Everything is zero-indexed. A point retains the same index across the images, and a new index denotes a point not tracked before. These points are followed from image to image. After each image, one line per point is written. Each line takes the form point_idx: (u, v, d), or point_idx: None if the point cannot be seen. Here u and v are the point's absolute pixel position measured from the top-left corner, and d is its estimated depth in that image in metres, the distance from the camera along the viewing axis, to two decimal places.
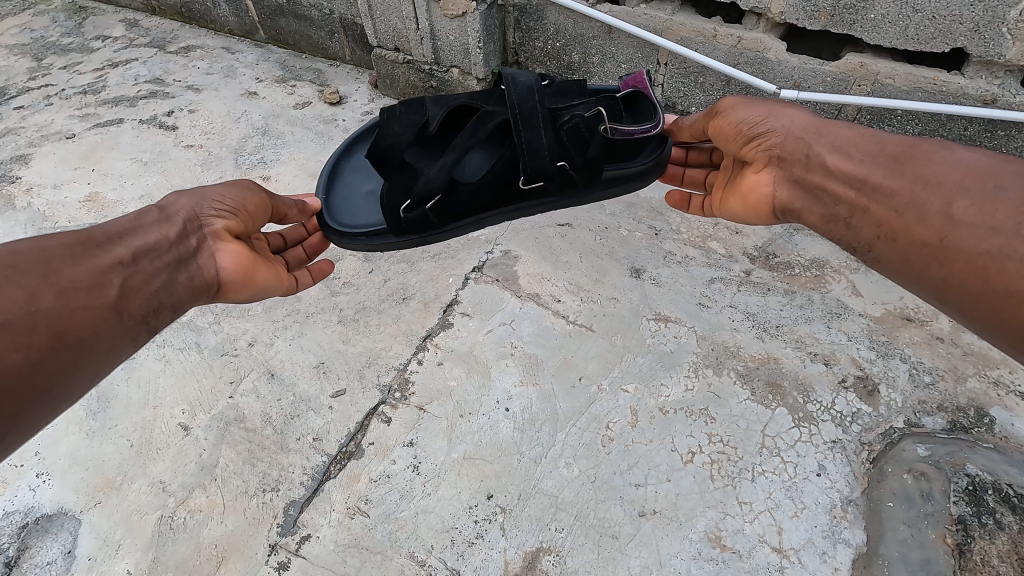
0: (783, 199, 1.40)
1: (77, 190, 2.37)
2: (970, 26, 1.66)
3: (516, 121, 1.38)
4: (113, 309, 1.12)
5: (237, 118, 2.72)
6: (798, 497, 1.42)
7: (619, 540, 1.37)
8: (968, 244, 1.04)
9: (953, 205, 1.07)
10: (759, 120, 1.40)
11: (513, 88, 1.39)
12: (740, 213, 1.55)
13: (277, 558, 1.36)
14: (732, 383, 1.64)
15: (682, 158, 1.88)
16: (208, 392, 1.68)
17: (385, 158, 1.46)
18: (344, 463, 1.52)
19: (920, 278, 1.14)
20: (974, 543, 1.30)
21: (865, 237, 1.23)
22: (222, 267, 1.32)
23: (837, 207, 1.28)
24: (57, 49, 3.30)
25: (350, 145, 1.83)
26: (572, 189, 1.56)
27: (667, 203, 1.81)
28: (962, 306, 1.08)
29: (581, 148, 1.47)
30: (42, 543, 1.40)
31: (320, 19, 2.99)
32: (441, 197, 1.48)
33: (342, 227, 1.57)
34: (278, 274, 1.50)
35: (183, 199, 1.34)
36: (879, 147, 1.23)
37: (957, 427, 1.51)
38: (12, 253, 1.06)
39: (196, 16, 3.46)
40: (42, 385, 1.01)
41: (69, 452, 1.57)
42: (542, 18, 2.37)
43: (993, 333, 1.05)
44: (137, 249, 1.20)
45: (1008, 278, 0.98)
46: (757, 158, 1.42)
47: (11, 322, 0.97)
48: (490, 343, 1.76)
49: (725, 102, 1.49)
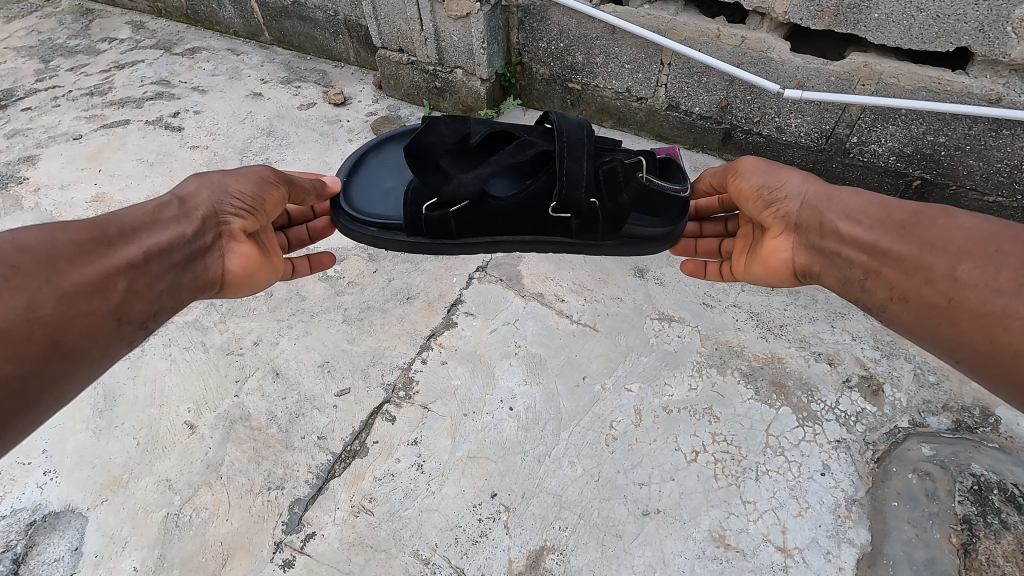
0: (802, 263, 1.39)
1: (84, 191, 2.39)
2: (974, 25, 1.66)
3: (563, 148, 1.42)
4: (114, 313, 1.13)
5: (242, 119, 2.74)
6: (802, 496, 1.42)
7: (623, 539, 1.38)
8: (975, 304, 1.03)
9: (959, 267, 1.06)
10: (776, 187, 1.44)
11: (562, 122, 1.46)
12: (764, 277, 1.53)
13: (282, 555, 1.37)
14: (736, 382, 1.64)
15: (696, 230, 1.86)
16: (213, 391, 1.69)
17: (422, 156, 1.46)
18: (348, 461, 1.53)
19: (933, 339, 1.12)
20: (980, 543, 1.29)
21: (879, 299, 1.22)
22: (228, 268, 1.38)
23: (850, 271, 1.26)
24: (64, 51, 3.32)
25: (382, 141, 1.87)
26: (591, 233, 1.54)
27: (683, 271, 1.76)
28: (973, 365, 1.05)
29: (614, 193, 1.44)
30: (49, 540, 1.41)
31: (325, 21, 3.01)
32: (468, 204, 1.47)
33: (354, 213, 1.60)
34: (276, 267, 1.57)
35: (201, 193, 1.36)
36: (887, 213, 1.24)
37: (962, 426, 1.51)
38: (18, 249, 1.04)
39: (201, 19, 3.49)
40: (33, 397, 0.99)
41: (76, 450, 1.58)
42: (546, 19, 2.38)
43: (1008, 395, 1.02)
44: (150, 249, 1.22)
45: (1014, 336, 0.97)
46: (774, 224, 1.44)
47: (9, 331, 0.96)
48: (494, 343, 1.77)
49: (744, 163, 1.54)
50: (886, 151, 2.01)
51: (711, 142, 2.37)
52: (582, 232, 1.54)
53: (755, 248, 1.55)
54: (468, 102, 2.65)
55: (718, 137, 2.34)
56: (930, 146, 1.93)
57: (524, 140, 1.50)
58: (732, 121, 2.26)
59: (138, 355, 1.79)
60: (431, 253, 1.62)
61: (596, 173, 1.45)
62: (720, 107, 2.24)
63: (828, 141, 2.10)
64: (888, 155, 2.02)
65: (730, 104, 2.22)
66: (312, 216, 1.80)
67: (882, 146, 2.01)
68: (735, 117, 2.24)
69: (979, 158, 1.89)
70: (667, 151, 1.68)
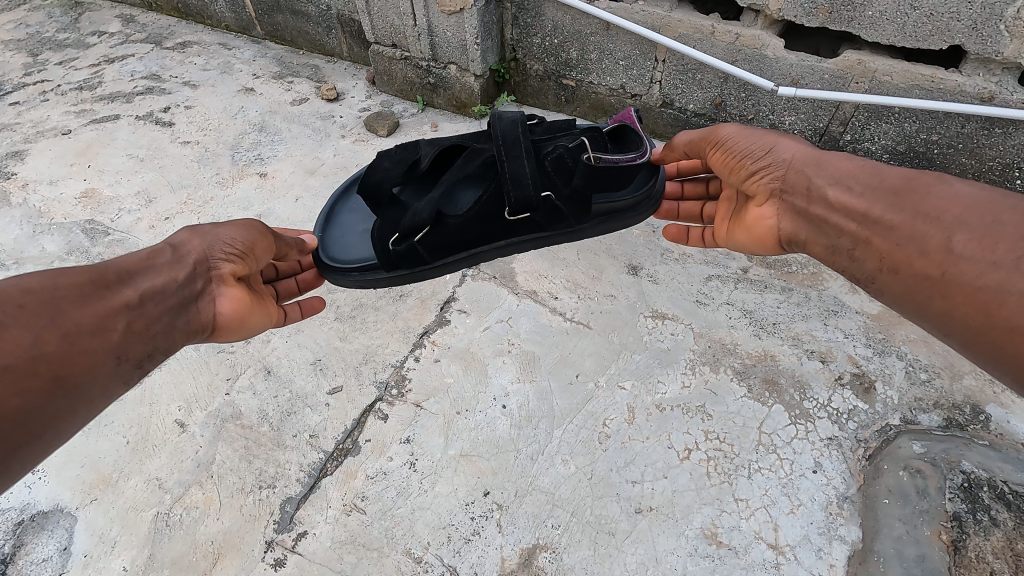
0: (787, 231, 1.41)
1: (73, 187, 2.36)
2: (968, 23, 1.66)
3: (500, 153, 1.39)
4: (114, 353, 1.12)
5: (233, 114, 2.71)
6: (794, 494, 1.42)
7: (616, 537, 1.37)
8: (969, 278, 1.02)
9: (953, 239, 1.07)
10: (764, 153, 1.43)
11: (497, 123, 1.42)
12: (747, 244, 1.55)
13: (273, 555, 1.36)
14: (729, 380, 1.64)
15: (678, 192, 1.88)
16: (204, 389, 1.68)
17: (375, 194, 1.48)
18: (341, 460, 1.52)
19: (922, 311, 1.13)
20: (969, 540, 1.29)
21: (868, 269, 1.22)
22: (220, 311, 1.33)
23: (839, 240, 1.27)
24: (53, 45, 3.28)
25: (347, 186, 1.82)
26: (562, 220, 1.56)
27: (665, 237, 1.80)
28: (965, 340, 1.06)
29: (567, 178, 1.44)
30: (38, 540, 1.40)
31: (318, 15, 2.98)
32: (429, 229, 1.47)
33: (336, 262, 1.58)
34: (270, 311, 1.51)
35: (194, 241, 1.33)
36: (878, 180, 1.24)
37: (952, 424, 1.52)
38: (24, 292, 1.04)
39: (192, 12, 3.45)
40: (36, 430, 0.99)
41: (65, 449, 1.57)
42: (540, 14, 2.36)
43: (998, 368, 1.02)
44: (145, 291, 1.19)
45: (1009, 311, 0.97)
46: (759, 191, 1.45)
47: (13, 367, 0.96)
48: (487, 340, 1.76)
49: (725, 130, 1.53)
50: (880, 148, 2.02)
51: None
52: (553, 221, 1.56)
53: (739, 214, 1.56)
54: (462, 99, 2.63)
55: None
56: (923, 144, 1.93)
57: (470, 151, 1.50)
58: (727, 118, 2.25)
59: None
60: (412, 280, 1.61)
61: (544, 165, 1.43)
62: (715, 104, 2.23)
63: (822, 139, 2.10)
64: (882, 152, 2.02)
65: (725, 102, 2.21)
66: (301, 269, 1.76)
67: (875, 144, 2.01)
68: (730, 115, 2.23)
69: (971, 157, 1.89)
70: (622, 116, 1.63)
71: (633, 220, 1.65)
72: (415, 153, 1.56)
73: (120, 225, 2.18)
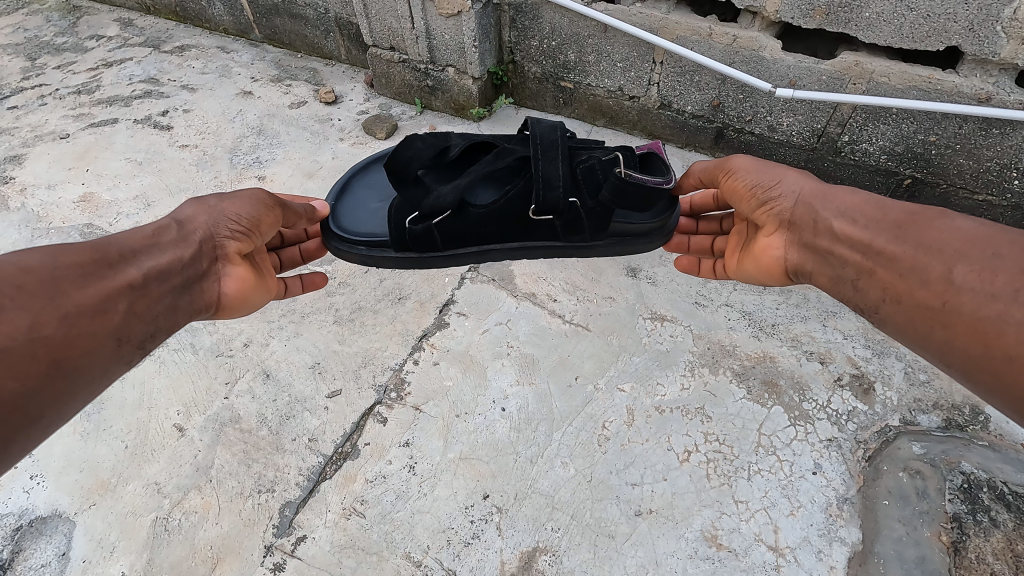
0: (794, 261, 1.40)
1: (71, 191, 2.36)
2: (964, 24, 1.66)
3: (536, 152, 1.40)
4: (114, 333, 1.12)
5: (232, 118, 2.71)
6: (794, 495, 1.42)
7: (615, 539, 1.37)
8: (969, 309, 1.02)
9: (954, 270, 1.06)
10: (772, 185, 1.44)
11: (535, 126, 1.44)
12: (755, 275, 1.54)
13: (272, 559, 1.36)
14: (728, 381, 1.64)
15: (692, 227, 1.89)
16: (203, 393, 1.68)
17: (400, 171, 1.48)
18: (340, 464, 1.51)
19: (925, 342, 1.12)
20: (969, 541, 1.29)
21: (872, 300, 1.22)
22: (224, 291, 1.36)
23: (844, 270, 1.26)
24: (51, 49, 3.28)
25: (367, 163, 1.84)
26: (579, 233, 1.54)
27: (676, 267, 1.77)
28: (966, 371, 1.05)
29: (594, 189, 1.44)
30: (36, 545, 1.39)
31: (315, 18, 2.98)
32: (449, 215, 1.46)
33: (343, 232, 1.58)
34: (272, 287, 1.53)
35: (200, 216, 1.34)
36: (883, 214, 1.24)
37: (952, 424, 1.52)
38: (22, 270, 1.03)
39: (190, 16, 3.45)
40: (35, 413, 0.98)
41: (64, 454, 1.56)
42: (538, 17, 2.37)
43: (999, 400, 1.02)
44: (149, 271, 1.20)
45: (1009, 342, 0.97)
46: (768, 222, 1.45)
47: (12, 350, 0.95)
48: (486, 343, 1.76)
49: (735, 162, 1.54)
50: (878, 149, 2.02)
51: (703, 141, 2.37)
52: (569, 233, 1.54)
53: (748, 244, 1.56)
54: (460, 101, 2.63)
55: (710, 135, 2.33)
56: (920, 145, 1.94)
57: (502, 148, 1.48)
58: (725, 120, 2.26)
59: None
60: (419, 266, 1.61)
61: (575, 172, 1.43)
62: (712, 105, 2.24)
63: (820, 140, 2.10)
64: (880, 153, 2.02)
65: (722, 103, 2.22)
66: (306, 238, 1.78)
67: (873, 145, 2.02)
68: (727, 116, 2.24)
69: (969, 157, 1.89)
70: (650, 143, 1.64)
71: (646, 247, 1.63)
72: (446, 141, 1.57)
73: (119, 229, 2.18)
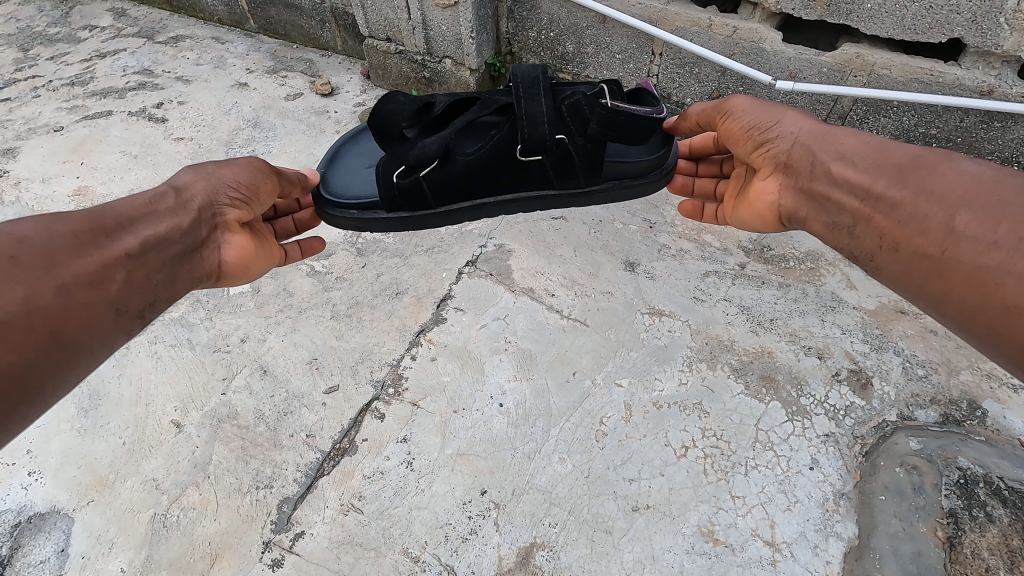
0: (788, 207, 1.40)
1: (65, 185, 2.34)
2: (967, 16, 1.64)
3: (518, 91, 1.42)
4: (114, 303, 1.11)
5: (227, 110, 2.69)
6: (791, 491, 1.42)
7: (612, 535, 1.38)
8: (968, 257, 1.02)
9: (956, 218, 1.05)
10: (770, 125, 1.41)
11: (517, 68, 1.46)
12: (750, 221, 1.55)
13: (271, 555, 1.36)
14: (726, 376, 1.64)
15: (692, 170, 1.89)
16: (200, 389, 1.67)
17: (385, 128, 1.49)
18: (337, 460, 1.52)
19: (921, 292, 1.12)
20: (965, 536, 1.30)
21: (866, 247, 1.22)
22: (225, 259, 1.34)
23: (841, 216, 1.26)
24: (44, 39, 3.25)
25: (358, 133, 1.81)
26: (573, 176, 1.54)
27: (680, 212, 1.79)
28: (960, 321, 1.05)
29: (581, 125, 1.44)
30: (35, 542, 1.40)
31: (311, 8, 2.95)
32: (437, 166, 1.46)
33: (337, 199, 1.57)
34: (272, 254, 1.52)
35: (196, 185, 1.33)
36: (883, 157, 1.22)
37: (949, 420, 1.52)
38: (17, 240, 1.03)
39: (184, 5, 3.41)
40: (34, 386, 0.98)
41: (61, 451, 1.56)
42: (535, 7, 2.34)
43: (991, 350, 1.02)
44: (147, 240, 1.19)
45: (1006, 291, 0.96)
46: (764, 164, 1.43)
47: (8, 322, 0.95)
48: (483, 338, 1.76)
49: (735, 102, 1.50)
50: None
51: None
52: (563, 177, 1.54)
53: (743, 190, 1.56)
54: (458, 93, 2.60)
55: None
56: (921, 138, 1.92)
57: (489, 99, 1.51)
58: None
59: (123, 354, 1.76)
60: (413, 227, 1.60)
61: (560, 109, 1.43)
62: (712, 98, 2.22)
63: None
64: None
65: (722, 96, 2.20)
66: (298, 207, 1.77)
67: None
68: None
69: (970, 151, 1.88)
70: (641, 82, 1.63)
71: (647, 188, 1.62)
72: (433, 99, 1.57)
73: None
